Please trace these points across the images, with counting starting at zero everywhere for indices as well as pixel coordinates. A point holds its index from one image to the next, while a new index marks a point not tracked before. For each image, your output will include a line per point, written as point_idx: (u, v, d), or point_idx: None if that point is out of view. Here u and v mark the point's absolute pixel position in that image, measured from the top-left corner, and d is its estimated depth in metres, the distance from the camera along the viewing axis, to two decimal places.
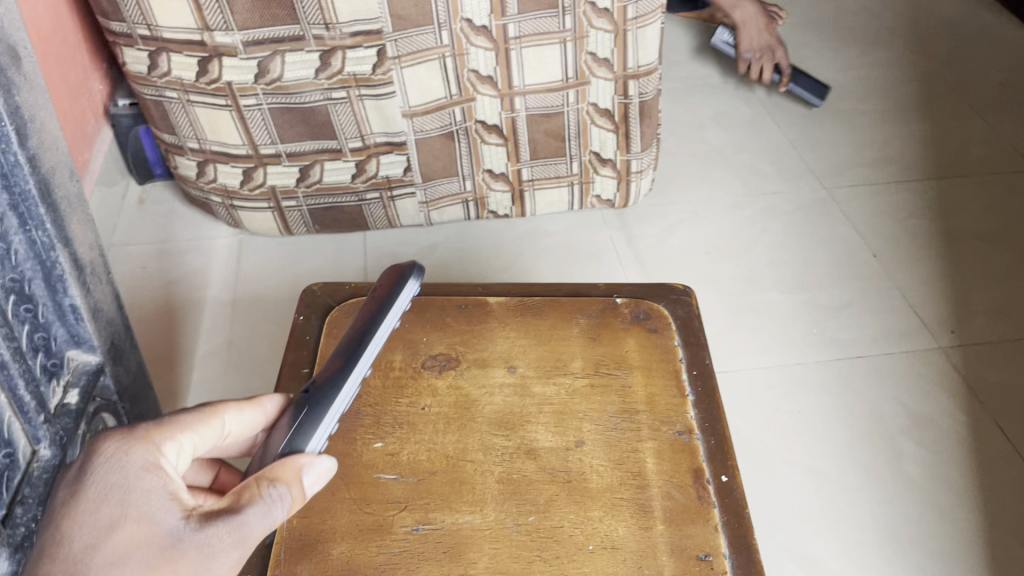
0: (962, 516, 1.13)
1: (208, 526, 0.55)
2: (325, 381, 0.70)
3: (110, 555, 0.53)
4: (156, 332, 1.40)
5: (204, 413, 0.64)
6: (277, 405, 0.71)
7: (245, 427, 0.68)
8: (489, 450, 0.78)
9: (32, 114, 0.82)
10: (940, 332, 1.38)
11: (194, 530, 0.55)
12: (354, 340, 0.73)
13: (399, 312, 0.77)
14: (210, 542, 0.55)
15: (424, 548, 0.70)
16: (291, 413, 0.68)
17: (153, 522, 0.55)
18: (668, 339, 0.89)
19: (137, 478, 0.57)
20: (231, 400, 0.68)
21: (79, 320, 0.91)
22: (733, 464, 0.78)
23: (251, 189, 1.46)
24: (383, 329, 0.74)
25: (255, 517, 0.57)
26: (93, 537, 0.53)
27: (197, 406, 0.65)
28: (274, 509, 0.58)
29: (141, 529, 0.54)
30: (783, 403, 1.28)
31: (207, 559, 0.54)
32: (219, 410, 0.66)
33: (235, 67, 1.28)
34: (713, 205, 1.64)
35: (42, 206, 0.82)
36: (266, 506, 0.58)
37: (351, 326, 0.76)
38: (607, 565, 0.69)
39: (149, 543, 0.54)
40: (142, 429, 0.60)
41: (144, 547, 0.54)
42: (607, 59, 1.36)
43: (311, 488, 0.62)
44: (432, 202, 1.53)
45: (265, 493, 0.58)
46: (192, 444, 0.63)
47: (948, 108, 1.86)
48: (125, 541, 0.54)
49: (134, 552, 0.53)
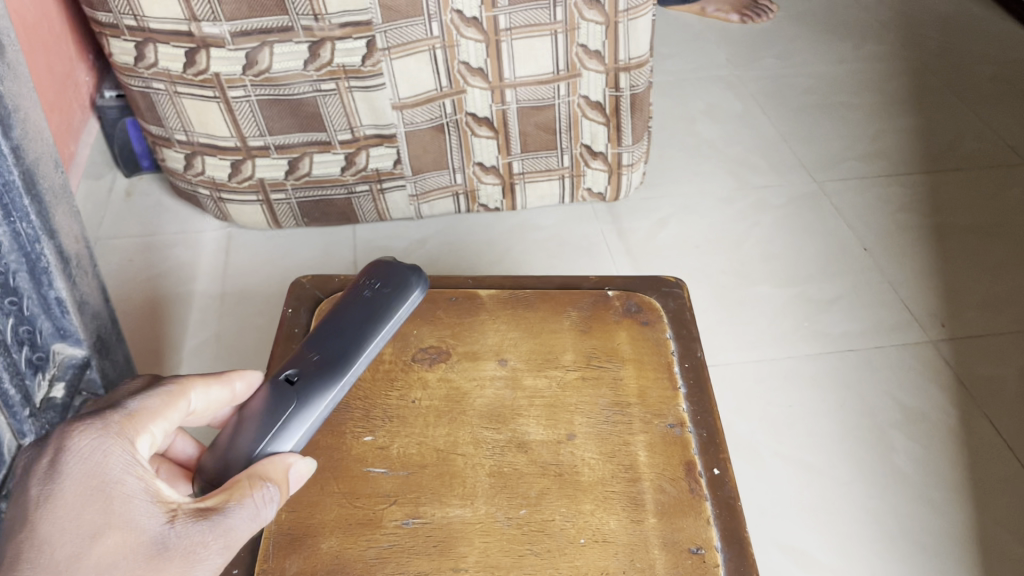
0: (953, 509, 1.13)
1: (193, 530, 0.55)
2: (314, 376, 0.69)
3: (94, 564, 0.52)
4: (143, 326, 1.39)
5: (170, 396, 0.62)
6: (246, 383, 0.69)
7: (212, 405, 0.66)
8: (480, 443, 0.77)
9: (16, 104, 0.80)
10: (931, 325, 1.38)
11: (179, 535, 0.54)
12: (349, 339, 0.72)
13: (399, 320, 0.75)
14: (195, 548, 0.54)
15: (414, 542, 0.70)
16: (278, 403, 0.67)
17: (136, 528, 0.54)
18: (659, 332, 0.89)
19: (117, 479, 0.55)
20: (198, 376, 0.65)
21: (65, 313, 0.90)
22: (725, 456, 0.78)
23: (240, 182, 1.45)
24: (380, 334, 0.73)
25: (241, 521, 0.56)
26: (76, 545, 0.52)
27: (162, 386, 0.62)
28: (258, 511, 0.58)
29: (125, 536, 0.53)
30: (774, 397, 1.28)
31: (192, 566, 0.54)
32: (185, 390, 0.63)
33: (222, 58, 1.27)
34: (704, 198, 1.64)
35: (26, 197, 0.81)
36: (258, 506, 0.58)
37: (351, 318, 0.73)
38: (599, 558, 0.69)
39: (133, 550, 0.53)
40: (114, 424, 0.57)
41: (128, 555, 0.53)
42: (598, 52, 1.35)
43: (292, 485, 0.63)
44: (422, 195, 1.52)
45: (258, 493, 0.58)
46: (161, 431, 0.61)
47: (938, 102, 1.86)
48: (109, 549, 0.52)
49: (119, 560, 0.52)
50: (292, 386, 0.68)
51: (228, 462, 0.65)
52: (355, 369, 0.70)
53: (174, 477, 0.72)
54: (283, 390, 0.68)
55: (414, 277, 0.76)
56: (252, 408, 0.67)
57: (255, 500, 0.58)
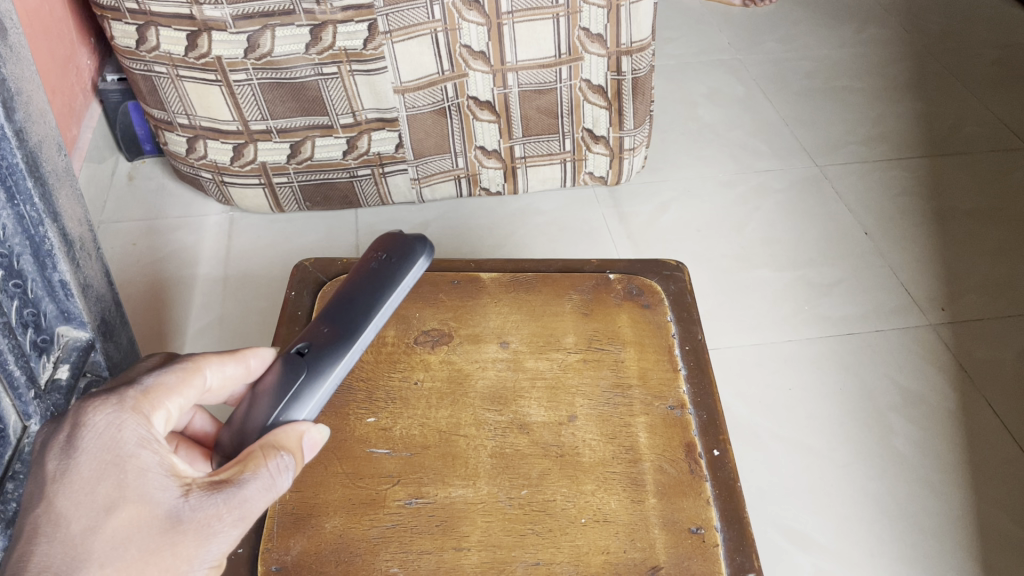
0: (951, 491, 1.14)
1: (208, 503, 0.55)
2: (324, 348, 0.69)
3: (110, 537, 0.52)
4: (146, 309, 1.39)
5: (186, 372, 0.62)
6: (261, 363, 0.69)
7: (227, 382, 0.66)
8: (482, 424, 0.78)
9: (19, 87, 0.81)
10: (931, 309, 1.39)
11: (194, 508, 0.54)
12: (359, 311, 0.72)
13: (404, 290, 0.74)
14: (210, 521, 0.55)
15: (417, 521, 0.71)
16: (288, 374, 0.67)
17: (152, 503, 0.54)
18: (660, 315, 0.89)
19: (131, 454, 0.55)
20: (213, 354, 0.65)
21: (69, 296, 0.90)
22: (725, 438, 0.78)
23: (242, 166, 1.45)
24: (388, 304, 0.72)
25: (256, 493, 0.57)
26: (92, 519, 0.52)
27: (177, 363, 0.63)
28: (273, 481, 0.58)
29: (140, 509, 0.53)
30: (775, 379, 1.28)
31: (207, 539, 0.54)
32: (200, 366, 0.63)
33: (224, 41, 1.27)
34: (706, 182, 1.64)
35: (30, 179, 0.82)
36: (272, 477, 0.58)
37: (358, 290, 0.73)
38: (600, 537, 0.70)
39: (149, 523, 0.53)
40: (130, 399, 0.58)
41: (144, 529, 0.53)
42: (600, 35, 1.35)
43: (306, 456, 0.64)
44: (424, 178, 1.52)
45: (272, 464, 0.59)
46: (177, 407, 0.61)
47: (941, 86, 1.86)
48: (124, 522, 0.53)
49: (135, 534, 0.52)
50: (303, 358, 0.68)
51: (244, 436, 0.64)
52: (365, 339, 0.70)
53: (193, 456, 0.73)
54: (294, 361, 0.68)
55: (421, 245, 0.76)
56: (265, 384, 0.67)
57: (270, 470, 0.58)
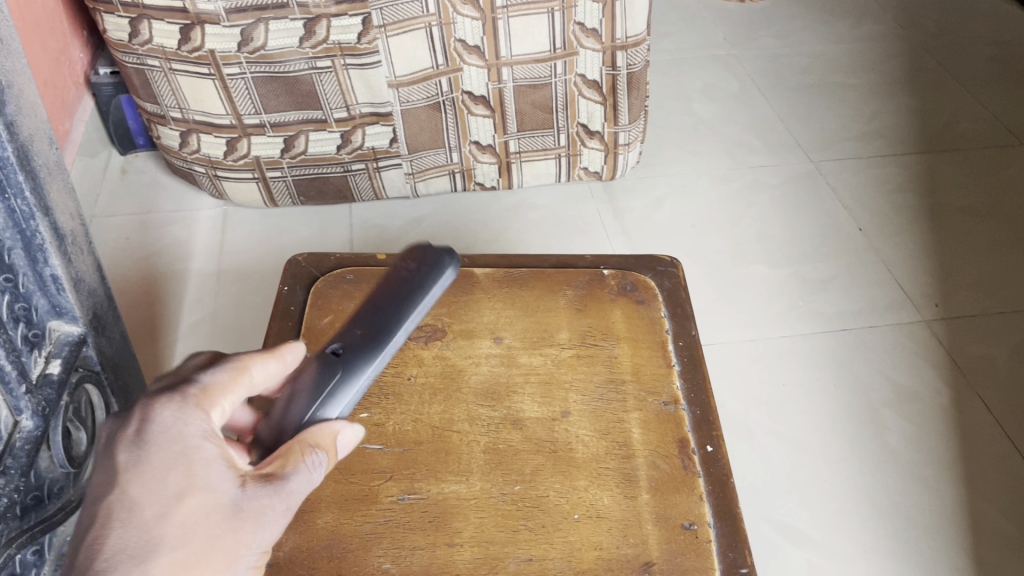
0: (944, 487, 1.15)
1: (262, 494, 0.54)
2: (359, 348, 0.67)
3: (180, 522, 0.50)
4: (138, 303, 1.39)
5: (234, 370, 0.60)
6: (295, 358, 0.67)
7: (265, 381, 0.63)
8: (475, 419, 0.78)
9: (10, 80, 0.80)
10: (924, 305, 1.39)
11: (250, 497, 0.53)
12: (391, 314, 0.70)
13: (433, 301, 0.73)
14: (263, 510, 0.54)
15: (410, 517, 0.70)
16: (324, 374, 0.65)
17: (215, 491, 0.52)
18: (654, 310, 0.89)
19: (197, 445, 0.54)
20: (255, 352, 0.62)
21: (61, 290, 0.90)
22: (718, 433, 0.78)
23: (235, 160, 1.45)
24: (419, 310, 0.71)
25: (299, 483, 0.56)
26: (162, 506, 0.50)
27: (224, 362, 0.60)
28: (312, 475, 0.57)
29: (206, 497, 0.52)
30: (770, 375, 1.28)
31: (260, 526, 0.53)
32: (248, 367, 0.61)
33: (217, 35, 1.26)
34: (701, 178, 1.64)
35: (21, 173, 0.81)
36: (310, 471, 0.58)
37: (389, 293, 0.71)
38: (593, 533, 0.70)
39: (213, 513, 0.52)
40: (188, 393, 0.56)
41: (209, 517, 0.51)
42: (595, 30, 1.34)
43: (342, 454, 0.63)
44: (418, 173, 1.51)
45: (309, 459, 0.58)
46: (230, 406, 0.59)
47: (936, 82, 1.86)
48: (192, 509, 0.51)
49: (202, 522, 0.51)
50: (338, 358, 0.66)
51: (281, 432, 0.62)
52: (398, 343, 0.69)
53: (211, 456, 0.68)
54: (330, 361, 0.66)
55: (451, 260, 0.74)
56: (300, 383, 0.65)
57: (307, 464, 0.58)
